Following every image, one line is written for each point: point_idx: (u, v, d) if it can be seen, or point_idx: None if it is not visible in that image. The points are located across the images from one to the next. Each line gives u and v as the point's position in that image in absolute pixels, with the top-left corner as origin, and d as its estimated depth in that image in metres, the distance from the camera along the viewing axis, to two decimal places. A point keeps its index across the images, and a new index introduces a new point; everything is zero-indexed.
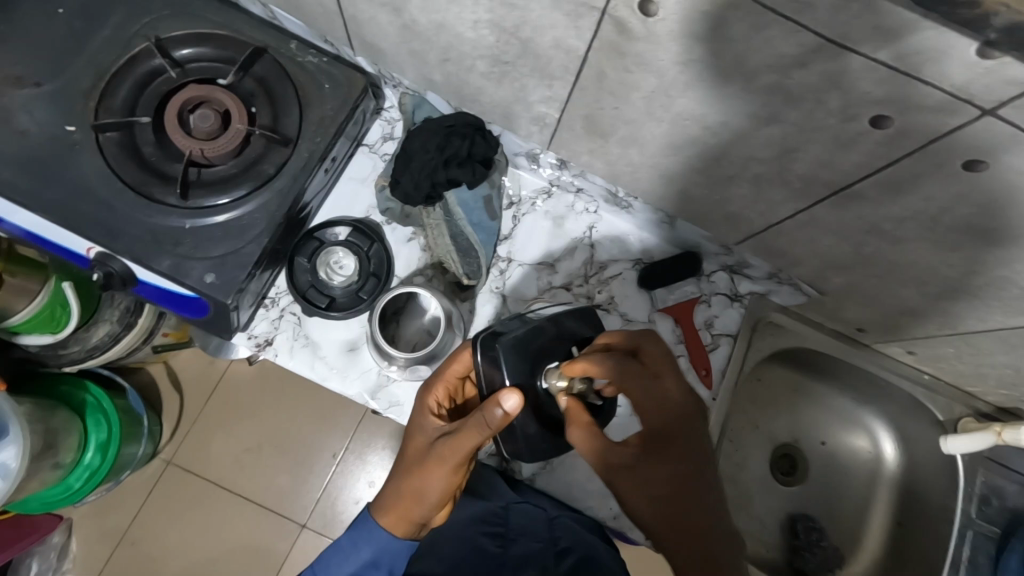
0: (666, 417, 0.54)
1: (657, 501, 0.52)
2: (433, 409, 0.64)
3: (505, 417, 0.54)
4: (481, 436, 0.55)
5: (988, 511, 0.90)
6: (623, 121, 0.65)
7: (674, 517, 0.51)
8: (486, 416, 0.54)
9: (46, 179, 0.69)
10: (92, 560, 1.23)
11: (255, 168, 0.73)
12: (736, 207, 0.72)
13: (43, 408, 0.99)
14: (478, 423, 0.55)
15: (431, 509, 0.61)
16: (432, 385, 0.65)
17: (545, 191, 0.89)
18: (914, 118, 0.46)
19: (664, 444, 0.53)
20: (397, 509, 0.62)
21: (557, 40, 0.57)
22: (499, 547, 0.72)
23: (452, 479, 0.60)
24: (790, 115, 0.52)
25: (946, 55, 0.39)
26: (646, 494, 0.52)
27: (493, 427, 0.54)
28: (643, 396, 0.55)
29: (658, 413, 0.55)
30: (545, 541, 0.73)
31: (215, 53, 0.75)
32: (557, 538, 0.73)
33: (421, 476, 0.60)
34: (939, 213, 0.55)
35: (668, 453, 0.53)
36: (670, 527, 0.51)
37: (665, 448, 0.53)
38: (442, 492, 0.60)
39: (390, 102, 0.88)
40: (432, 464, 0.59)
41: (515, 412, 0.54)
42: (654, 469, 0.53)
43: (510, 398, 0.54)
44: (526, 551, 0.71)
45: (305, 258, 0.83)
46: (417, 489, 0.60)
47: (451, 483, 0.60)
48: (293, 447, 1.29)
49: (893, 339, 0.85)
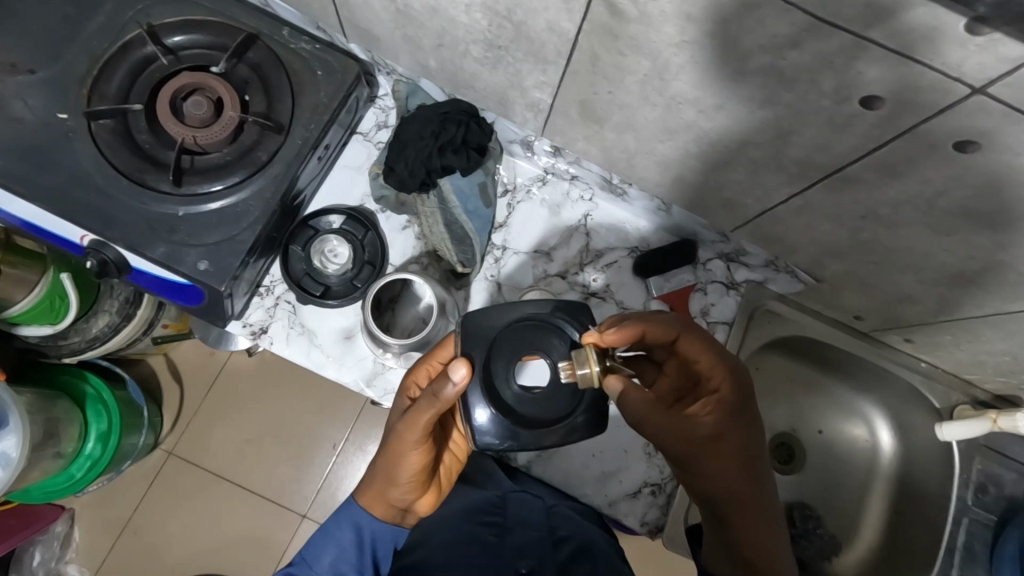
0: (740, 385, 0.64)
1: (740, 458, 0.64)
2: (411, 393, 0.67)
3: (454, 385, 0.55)
4: (434, 410, 0.58)
5: (984, 499, 0.89)
6: (617, 106, 0.65)
7: (748, 466, 0.64)
8: (433, 387, 0.57)
9: (40, 166, 0.69)
10: (94, 549, 1.24)
11: (249, 155, 0.73)
12: (732, 193, 0.71)
13: (44, 398, 0.99)
14: (430, 397, 0.57)
15: (398, 481, 0.64)
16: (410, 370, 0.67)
17: (540, 178, 0.89)
18: (906, 98, 0.45)
19: (744, 406, 0.64)
20: (374, 484, 0.67)
21: (550, 23, 0.56)
22: (496, 536, 0.72)
23: (419, 458, 0.62)
24: (784, 97, 0.51)
25: (938, 33, 0.38)
26: (737, 454, 0.63)
27: (441, 399, 0.57)
28: (717, 368, 0.63)
29: (735, 384, 0.63)
30: (543, 530, 0.72)
31: (208, 40, 0.75)
32: (555, 528, 0.74)
33: (389, 452, 0.63)
34: (934, 197, 0.54)
35: (739, 412, 0.63)
36: (748, 475, 0.64)
37: (745, 414, 0.64)
38: (407, 466, 0.63)
39: (384, 90, 0.88)
40: (396, 436, 0.62)
41: (463, 381, 0.55)
42: (739, 432, 0.63)
43: (459, 369, 0.55)
44: (525, 540, 0.71)
45: (300, 246, 0.82)
46: (387, 459, 0.64)
47: (418, 462, 0.63)
48: (293, 437, 1.29)
49: (890, 327, 0.85)
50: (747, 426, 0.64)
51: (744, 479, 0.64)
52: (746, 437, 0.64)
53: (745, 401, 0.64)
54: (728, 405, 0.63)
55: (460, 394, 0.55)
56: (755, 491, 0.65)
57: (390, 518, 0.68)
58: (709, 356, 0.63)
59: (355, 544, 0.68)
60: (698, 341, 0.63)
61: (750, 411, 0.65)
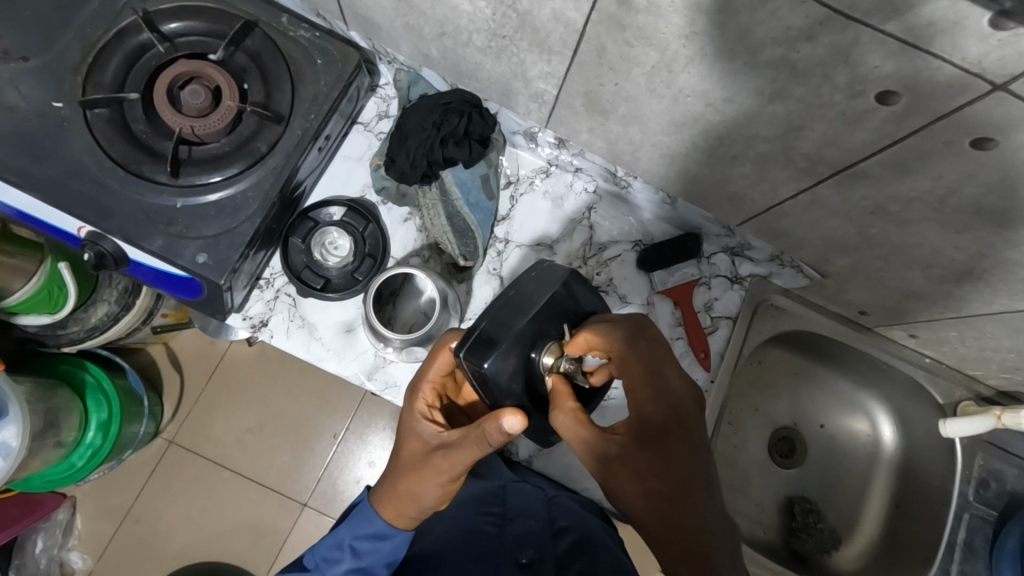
0: (669, 408, 0.54)
1: (667, 489, 0.52)
2: (426, 412, 0.62)
3: (508, 435, 0.52)
4: (484, 449, 0.55)
5: (986, 495, 0.89)
6: (623, 98, 0.64)
7: (675, 503, 0.51)
8: (487, 432, 0.53)
9: (36, 156, 0.68)
10: (93, 537, 1.24)
11: (247, 146, 0.72)
12: (738, 187, 0.70)
13: (43, 387, 0.98)
14: (485, 440, 0.54)
15: (432, 508, 0.62)
16: (418, 387, 0.63)
17: (543, 170, 0.88)
18: (922, 95, 0.44)
19: (666, 431, 0.54)
20: (395, 508, 0.62)
21: (556, 13, 0.55)
22: (497, 528, 0.72)
23: (457, 482, 0.60)
24: (796, 90, 0.50)
25: (960, 27, 0.37)
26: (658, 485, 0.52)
27: (496, 441, 0.53)
28: (645, 388, 0.55)
29: (658, 406, 0.54)
30: (544, 520, 0.72)
31: (205, 26, 0.73)
32: (555, 518, 0.73)
33: (422, 483, 0.59)
34: (947, 194, 0.53)
35: (661, 437, 0.53)
36: (685, 515, 0.51)
37: (672, 444, 0.53)
38: (441, 496, 0.60)
39: (386, 79, 0.86)
40: (430, 474, 0.58)
41: (517, 432, 0.52)
42: (663, 462, 0.52)
43: (511, 418, 0.51)
44: (525, 529, 0.71)
45: (300, 239, 0.81)
46: (415, 495, 0.60)
47: (454, 486, 0.60)
48: (294, 427, 1.29)
49: (895, 322, 0.84)
50: (680, 456, 0.53)
51: (672, 518, 0.51)
52: (674, 468, 0.52)
53: (675, 426, 0.54)
54: (646, 429, 0.54)
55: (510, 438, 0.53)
56: (701, 536, 0.50)
57: (412, 529, 0.65)
58: (640, 375, 0.55)
59: (374, 553, 0.64)
60: (637, 366, 0.55)
61: (683, 441, 0.53)
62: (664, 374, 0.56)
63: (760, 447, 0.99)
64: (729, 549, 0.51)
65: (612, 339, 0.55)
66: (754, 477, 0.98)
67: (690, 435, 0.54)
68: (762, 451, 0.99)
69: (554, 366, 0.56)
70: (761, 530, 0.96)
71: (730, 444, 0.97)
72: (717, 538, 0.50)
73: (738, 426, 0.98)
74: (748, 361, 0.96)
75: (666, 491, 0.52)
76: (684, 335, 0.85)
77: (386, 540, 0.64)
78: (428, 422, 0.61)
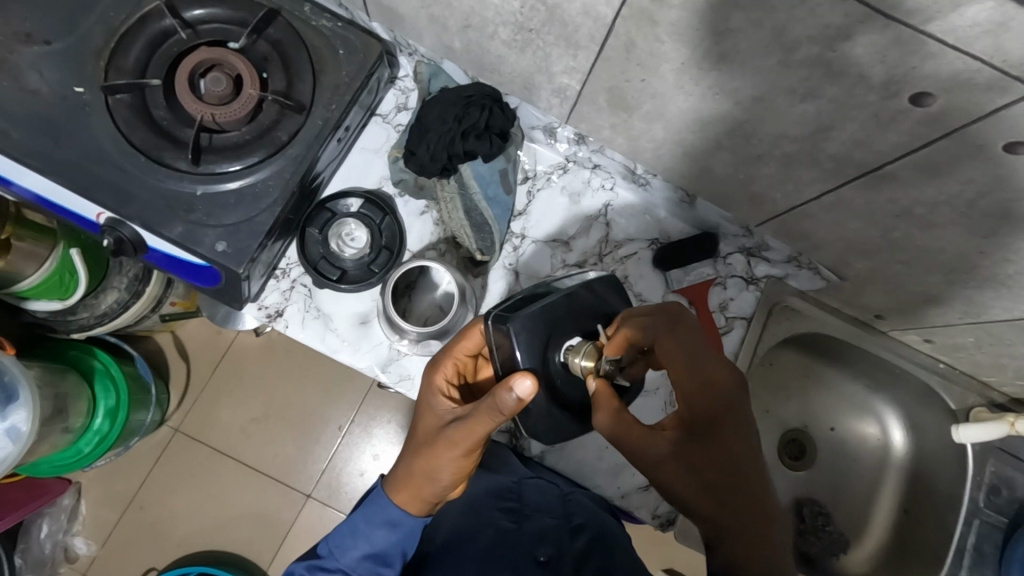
0: (717, 398, 0.54)
1: (726, 481, 0.51)
2: (443, 388, 0.62)
3: (519, 402, 0.51)
4: (496, 419, 0.54)
5: (996, 501, 0.89)
6: (649, 95, 0.63)
7: (731, 483, 0.51)
8: (498, 400, 0.52)
9: (57, 140, 0.67)
10: (100, 521, 1.24)
11: (268, 135, 0.71)
12: (761, 187, 0.70)
13: (53, 372, 0.98)
14: (492, 407, 0.53)
15: (445, 487, 0.61)
16: (436, 364, 0.63)
17: (561, 166, 0.87)
18: (957, 96, 0.44)
19: (712, 417, 0.53)
20: (407, 483, 0.62)
21: (586, 7, 0.54)
22: (514, 522, 0.71)
23: (466, 459, 0.59)
24: (828, 90, 0.50)
25: (1003, 28, 0.37)
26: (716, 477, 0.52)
27: (505, 410, 0.53)
28: (693, 378, 0.55)
29: (699, 394, 0.54)
30: (560, 518, 0.71)
31: (227, 13, 0.73)
32: (571, 515, 0.72)
33: (433, 455, 0.59)
34: (975, 198, 0.53)
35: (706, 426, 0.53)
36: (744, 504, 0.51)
37: (723, 428, 0.53)
38: (455, 473, 0.60)
39: (405, 71, 0.85)
40: (443, 447, 0.58)
41: (528, 397, 0.51)
42: (718, 451, 0.52)
43: (523, 383, 0.51)
44: (541, 526, 0.70)
45: (317, 229, 0.81)
46: (429, 470, 0.60)
47: (468, 463, 0.59)
48: (302, 416, 1.29)
49: (911, 327, 0.84)
50: (733, 443, 0.52)
51: (732, 510, 0.50)
52: (730, 457, 0.52)
53: (720, 410, 0.53)
54: (689, 420, 0.54)
55: (523, 405, 0.52)
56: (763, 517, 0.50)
57: (423, 512, 0.65)
58: (684, 364, 0.55)
59: (384, 541, 0.65)
60: (673, 352, 0.55)
61: (735, 425, 0.53)
62: (702, 361, 0.55)
63: (771, 448, 0.99)
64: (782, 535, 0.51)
65: (659, 331, 0.56)
66: None
67: (738, 418, 0.53)
68: (773, 453, 0.99)
69: (594, 369, 0.56)
70: None
71: None
72: (775, 523, 0.51)
73: None
74: (761, 362, 0.96)
75: (715, 473, 0.52)
76: (698, 335, 0.85)
77: (395, 527, 0.64)
78: (444, 397, 0.62)
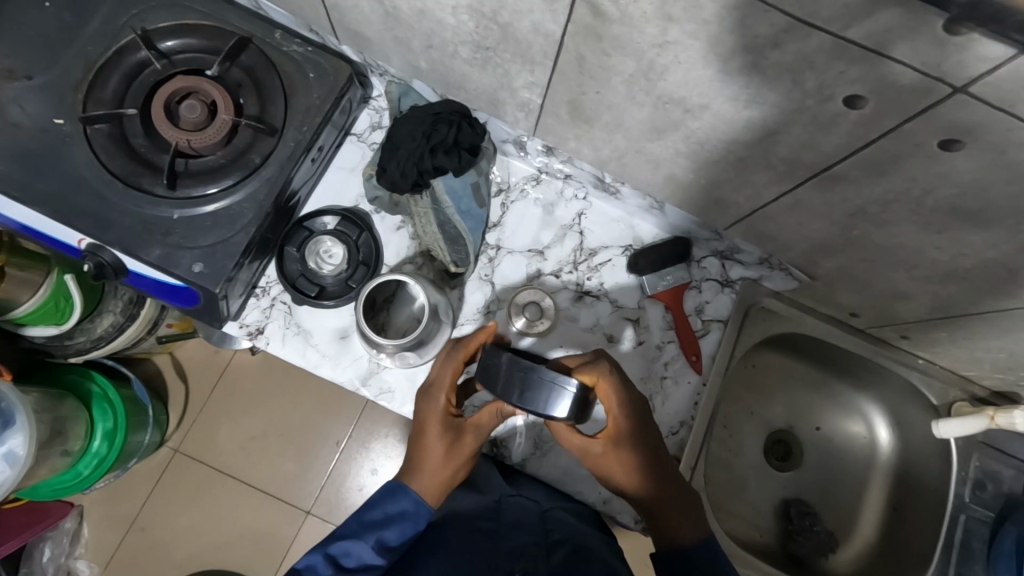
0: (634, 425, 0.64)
1: (643, 485, 0.64)
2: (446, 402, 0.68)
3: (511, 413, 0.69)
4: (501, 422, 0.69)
5: (983, 496, 0.88)
6: (606, 106, 0.65)
7: (648, 478, 0.65)
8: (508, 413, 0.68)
9: (39, 171, 0.70)
10: (102, 544, 1.26)
11: (243, 158, 0.74)
12: (723, 191, 0.71)
13: (52, 397, 1.00)
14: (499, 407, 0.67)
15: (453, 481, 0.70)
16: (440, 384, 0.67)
17: (534, 178, 0.89)
18: (888, 97, 0.45)
19: (630, 436, 0.64)
20: (435, 480, 0.66)
21: (535, 24, 0.56)
22: (492, 542, 0.67)
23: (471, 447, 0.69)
24: (768, 96, 0.51)
25: (917, 30, 0.38)
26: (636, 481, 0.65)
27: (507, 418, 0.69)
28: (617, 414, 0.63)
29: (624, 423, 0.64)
30: (537, 535, 0.69)
31: (201, 43, 0.76)
32: (550, 531, 0.70)
33: (458, 458, 0.67)
34: (923, 195, 0.54)
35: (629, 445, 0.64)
36: (659, 502, 0.65)
37: (635, 446, 0.64)
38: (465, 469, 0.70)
39: (378, 91, 0.88)
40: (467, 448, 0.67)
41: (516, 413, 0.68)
42: (636, 460, 0.64)
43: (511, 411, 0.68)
44: (519, 545, 0.67)
45: (295, 247, 0.84)
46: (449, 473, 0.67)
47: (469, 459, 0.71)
48: (299, 434, 1.30)
49: (886, 324, 0.85)
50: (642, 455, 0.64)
51: (653, 498, 0.65)
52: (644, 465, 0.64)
53: (632, 436, 0.64)
54: (615, 439, 0.64)
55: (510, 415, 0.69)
56: (665, 496, 0.65)
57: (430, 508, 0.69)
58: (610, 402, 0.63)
59: (399, 524, 0.65)
60: (604, 392, 0.63)
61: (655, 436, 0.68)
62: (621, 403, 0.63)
63: (756, 450, 1.00)
64: (683, 497, 0.66)
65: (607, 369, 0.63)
66: (749, 481, 0.98)
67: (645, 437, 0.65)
68: (759, 453, 0.99)
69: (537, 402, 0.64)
70: (757, 534, 0.95)
71: (724, 447, 0.97)
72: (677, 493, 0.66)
73: (733, 429, 0.99)
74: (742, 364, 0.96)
75: (638, 474, 0.64)
76: (675, 338, 0.85)
77: (411, 511, 0.66)
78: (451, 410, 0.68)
